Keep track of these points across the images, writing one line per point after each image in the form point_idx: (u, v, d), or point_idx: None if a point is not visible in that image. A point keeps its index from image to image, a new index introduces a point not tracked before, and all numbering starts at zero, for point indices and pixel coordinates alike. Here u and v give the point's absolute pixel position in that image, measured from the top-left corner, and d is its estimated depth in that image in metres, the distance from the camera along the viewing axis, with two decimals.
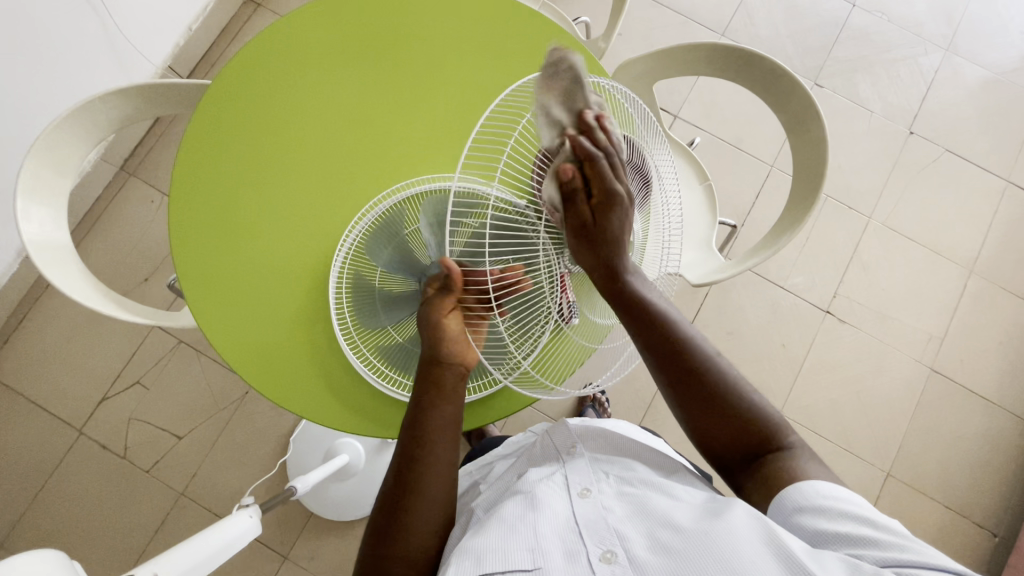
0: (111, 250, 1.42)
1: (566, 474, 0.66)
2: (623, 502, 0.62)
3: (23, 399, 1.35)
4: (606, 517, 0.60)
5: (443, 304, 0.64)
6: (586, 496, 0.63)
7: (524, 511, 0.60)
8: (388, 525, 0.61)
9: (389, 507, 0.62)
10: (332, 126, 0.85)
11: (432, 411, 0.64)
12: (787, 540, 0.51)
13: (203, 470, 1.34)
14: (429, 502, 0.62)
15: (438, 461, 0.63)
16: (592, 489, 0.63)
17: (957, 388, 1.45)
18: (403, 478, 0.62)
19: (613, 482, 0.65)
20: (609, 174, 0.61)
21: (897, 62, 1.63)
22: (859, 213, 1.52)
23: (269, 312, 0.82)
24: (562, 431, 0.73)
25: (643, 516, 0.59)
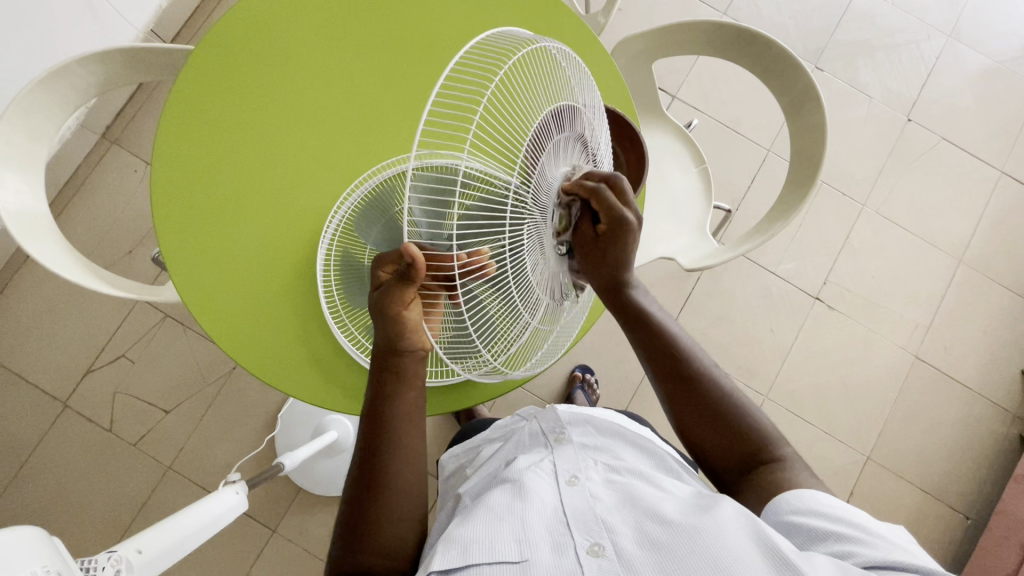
0: (94, 221, 1.39)
1: (554, 461, 0.67)
2: (610, 488, 0.63)
3: (7, 371, 1.33)
4: (594, 506, 0.60)
5: (400, 296, 0.57)
6: (574, 484, 0.63)
7: (512, 500, 0.60)
8: (360, 515, 0.61)
9: (358, 498, 0.62)
10: (317, 100, 0.82)
11: (394, 399, 0.63)
12: (776, 541, 0.51)
13: (191, 444, 1.34)
14: (407, 485, 0.63)
15: (405, 447, 0.63)
16: (580, 477, 0.64)
17: (940, 375, 1.47)
18: (371, 470, 0.62)
19: (601, 469, 0.66)
20: (565, 161, 0.57)
21: (898, 47, 1.61)
22: (853, 201, 1.52)
23: (250, 280, 0.80)
24: (552, 418, 0.74)
25: (630, 505, 0.60)
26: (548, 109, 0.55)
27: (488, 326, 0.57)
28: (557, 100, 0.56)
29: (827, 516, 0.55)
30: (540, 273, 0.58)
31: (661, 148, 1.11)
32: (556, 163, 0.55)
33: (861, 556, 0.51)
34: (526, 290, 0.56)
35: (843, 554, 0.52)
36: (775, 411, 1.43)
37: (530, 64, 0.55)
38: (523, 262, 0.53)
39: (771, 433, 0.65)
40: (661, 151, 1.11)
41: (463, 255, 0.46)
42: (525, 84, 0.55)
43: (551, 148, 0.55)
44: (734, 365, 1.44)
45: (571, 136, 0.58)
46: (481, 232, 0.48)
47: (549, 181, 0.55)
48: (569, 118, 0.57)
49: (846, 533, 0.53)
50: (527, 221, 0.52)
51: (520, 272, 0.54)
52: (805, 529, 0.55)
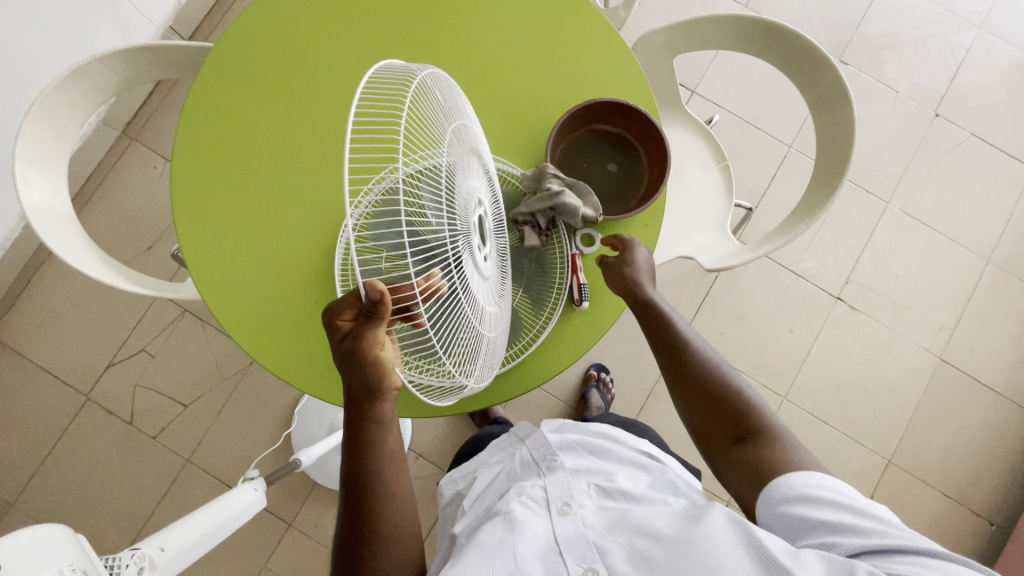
0: (114, 217, 1.40)
1: (545, 487, 0.66)
2: (602, 513, 0.63)
3: (31, 364, 1.36)
4: (587, 533, 0.60)
5: (373, 342, 0.52)
6: (565, 512, 0.63)
7: (504, 532, 0.59)
8: (354, 562, 0.58)
9: (349, 546, 0.58)
10: (334, 101, 0.81)
11: (375, 448, 0.59)
12: (765, 541, 0.52)
13: (209, 438, 1.36)
14: (396, 534, 0.59)
15: (394, 495, 0.59)
16: (572, 504, 0.64)
17: (965, 378, 1.44)
18: (362, 518, 0.58)
19: (593, 492, 0.66)
20: (473, 176, 0.55)
21: (926, 39, 1.56)
22: (878, 198, 1.48)
23: (270, 280, 0.80)
24: (541, 443, 0.74)
25: (623, 527, 0.60)
26: (451, 129, 0.55)
27: (448, 344, 0.55)
28: (454, 119, 0.56)
29: (814, 502, 0.55)
30: (483, 291, 0.57)
31: (682, 146, 1.09)
32: (469, 179, 0.54)
33: (847, 547, 0.51)
34: (474, 308, 0.54)
35: (830, 545, 0.52)
36: (794, 412, 1.40)
37: (425, 98, 0.55)
38: (466, 278, 0.52)
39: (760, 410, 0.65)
40: (682, 148, 1.08)
41: (420, 281, 0.46)
42: (422, 111, 0.55)
43: (462, 164, 0.54)
44: (753, 365, 1.42)
45: (470, 152, 0.57)
46: (428, 260, 0.49)
47: (468, 195, 0.53)
48: (468, 136, 0.57)
49: (832, 521, 0.53)
50: (461, 237, 0.50)
51: (467, 287, 0.52)
52: (794, 519, 0.55)
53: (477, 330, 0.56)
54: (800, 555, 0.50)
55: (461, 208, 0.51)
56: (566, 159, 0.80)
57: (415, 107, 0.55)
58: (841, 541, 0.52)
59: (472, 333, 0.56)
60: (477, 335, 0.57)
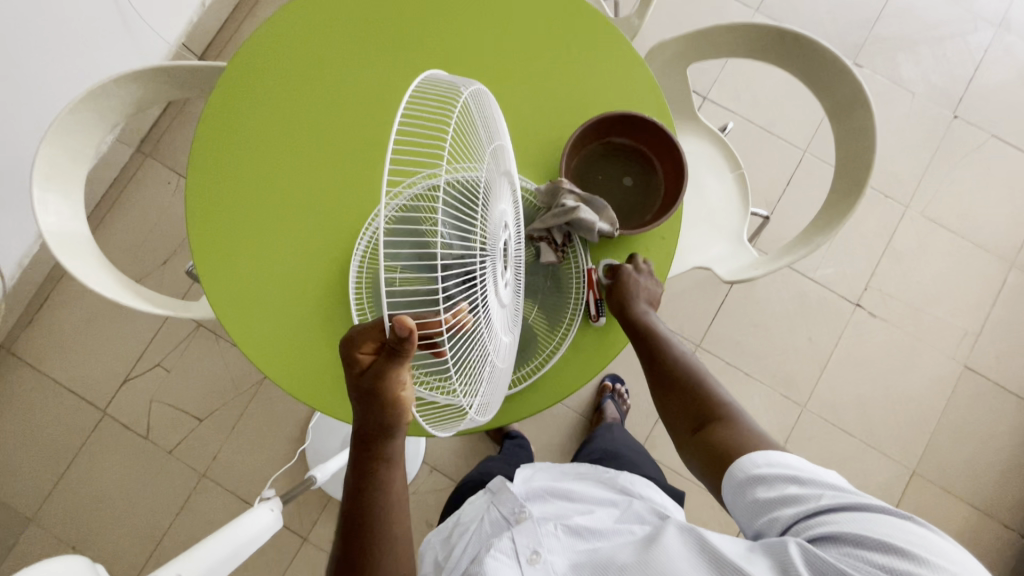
0: (130, 233, 1.42)
1: (513, 537, 0.63)
2: (572, 555, 0.60)
3: (50, 380, 1.37)
4: None
5: (393, 379, 0.52)
6: (535, 562, 0.60)
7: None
8: None
9: None
10: (346, 118, 0.81)
11: (381, 483, 0.58)
12: (725, 553, 0.50)
13: (224, 452, 1.36)
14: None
15: (395, 536, 0.58)
16: (540, 551, 0.61)
17: (991, 385, 1.40)
18: (357, 557, 0.57)
19: (562, 535, 0.63)
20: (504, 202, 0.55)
21: (943, 40, 1.53)
22: (896, 203, 1.46)
23: (284, 298, 0.80)
24: (509, 496, 0.71)
25: (591, 565, 0.57)
26: (490, 152, 0.54)
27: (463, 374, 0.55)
28: (494, 142, 0.55)
29: (764, 479, 0.56)
30: (501, 321, 0.56)
31: (696, 155, 1.07)
32: (500, 205, 0.54)
33: (787, 515, 0.52)
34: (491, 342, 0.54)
35: (769, 523, 0.53)
36: (813, 422, 1.38)
37: (469, 124, 0.55)
38: (486, 310, 0.52)
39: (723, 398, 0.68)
40: (696, 158, 1.07)
41: (448, 316, 0.47)
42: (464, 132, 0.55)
43: (497, 190, 0.53)
44: (770, 375, 1.39)
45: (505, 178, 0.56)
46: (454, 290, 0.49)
47: (498, 224, 0.53)
48: (506, 160, 0.56)
49: (779, 495, 0.54)
50: (486, 268, 0.50)
51: (489, 318, 0.52)
52: (749, 500, 0.56)
53: (492, 361, 0.56)
54: (750, 552, 0.50)
55: (489, 236, 0.51)
56: (579, 176, 0.79)
57: (459, 133, 0.55)
58: (778, 511, 0.53)
59: (487, 364, 0.56)
60: (492, 366, 0.56)
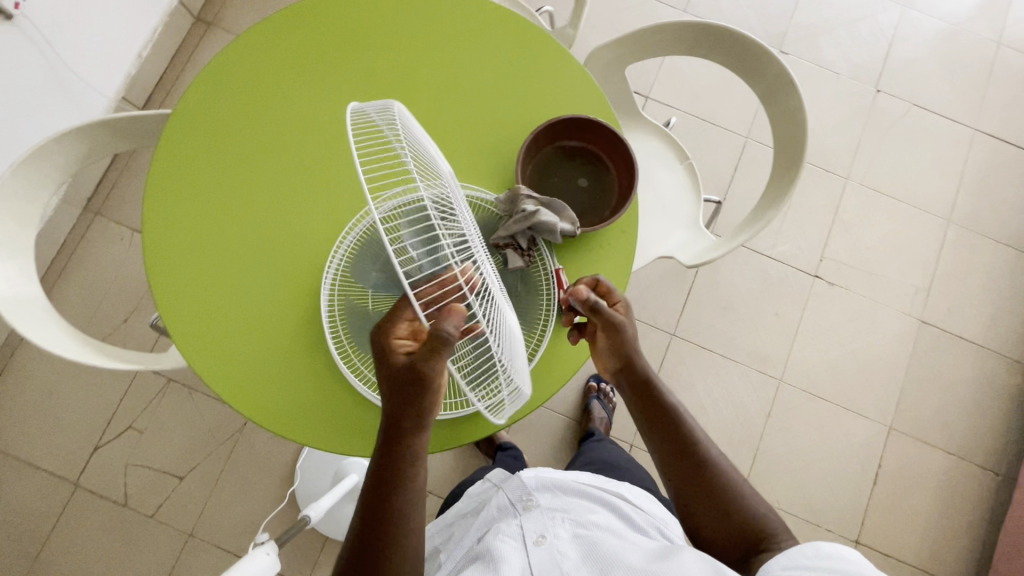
0: (86, 294, 1.37)
1: (521, 524, 0.69)
2: (575, 543, 0.66)
3: (13, 459, 1.30)
4: (561, 563, 0.63)
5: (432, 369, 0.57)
6: (540, 544, 0.66)
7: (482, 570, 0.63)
8: None
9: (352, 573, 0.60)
10: (300, 150, 0.82)
11: (404, 479, 0.62)
12: None
13: (210, 507, 1.31)
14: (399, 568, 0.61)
15: (411, 531, 0.62)
16: (547, 535, 0.67)
17: (948, 335, 1.48)
18: (373, 548, 0.60)
19: (567, 524, 0.69)
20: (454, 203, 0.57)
21: (856, 22, 1.64)
22: (837, 176, 1.54)
23: (257, 334, 0.79)
24: (518, 484, 0.76)
25: (594, 557, 0.63)
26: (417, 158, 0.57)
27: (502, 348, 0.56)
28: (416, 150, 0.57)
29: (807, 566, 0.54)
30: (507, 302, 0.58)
31: (646, 151, 1.12)
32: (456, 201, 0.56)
33: None
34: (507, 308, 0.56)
35: None
36: (791, 394, 1.42)
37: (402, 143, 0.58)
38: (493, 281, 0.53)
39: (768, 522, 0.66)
40: (647, 153, 1.11)
41: (463, 273, 0.48)
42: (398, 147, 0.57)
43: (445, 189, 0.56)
44: (745, 353, 1.44)
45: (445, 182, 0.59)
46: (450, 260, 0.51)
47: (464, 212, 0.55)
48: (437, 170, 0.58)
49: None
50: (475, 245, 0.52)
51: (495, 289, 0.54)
52: None
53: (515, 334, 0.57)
54: None
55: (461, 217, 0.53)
56: (538, 175, 0.81)
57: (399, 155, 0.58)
58: None
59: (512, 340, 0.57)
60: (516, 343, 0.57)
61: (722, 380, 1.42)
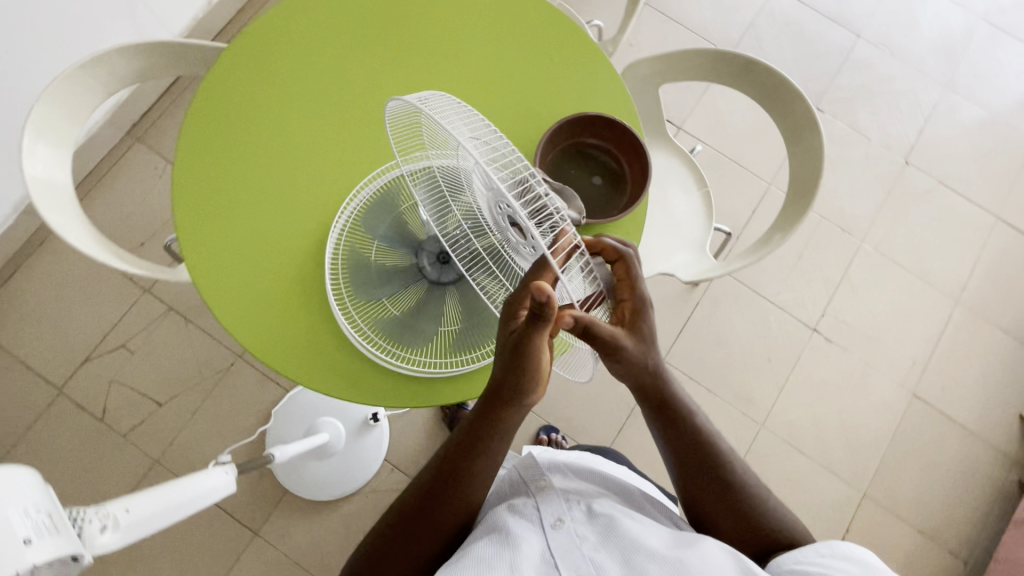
0: (110, 212, 1.42)
1: (538, 507, 0.72)
2: (592, 526, 0.69)
3: (6, 353, 1.34)
4: (581, 546, 0.66)
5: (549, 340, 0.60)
6: (559, 528, 0.69)
7: (501, 547, 0.65)
8: (405, 524, 0.67)
9: (411, 506, 0.68)
10: (338, 102, 0.87)
11: (489, 442, 0.67)
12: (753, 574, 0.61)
13: (182, 438, 1.33)
14: (450, 509, 0.68)
15: (472, 483, 0.68)
16: (565, 519, 0.70)
17: (937, 414, 1.47)
18: (435, 491, 0.67)
19: (583, 509, 0.72)
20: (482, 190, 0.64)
21: (897, 94, 1.68)
22: (852, 237, 1.55)
23: (262, 264, 0.82)
24: (530, 464, 0.77)
25: (614, 540, 0.67)
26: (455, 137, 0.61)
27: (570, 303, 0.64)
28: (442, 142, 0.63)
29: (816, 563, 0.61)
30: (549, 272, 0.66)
31: (667, 170, 1.15)
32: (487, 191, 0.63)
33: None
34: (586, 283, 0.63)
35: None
36: (770, 441, 1.42)
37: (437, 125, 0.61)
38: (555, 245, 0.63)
39: (778, 518, 0.69)
40: (667, 173, 1.15)
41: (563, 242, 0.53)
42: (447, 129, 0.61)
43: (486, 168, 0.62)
44: (731, 392, 1.44)
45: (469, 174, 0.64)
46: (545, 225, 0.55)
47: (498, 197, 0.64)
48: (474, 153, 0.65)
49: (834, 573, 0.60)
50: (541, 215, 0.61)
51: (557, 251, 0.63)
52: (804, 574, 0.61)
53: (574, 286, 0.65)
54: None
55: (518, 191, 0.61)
56: (553, 168, 0.84)
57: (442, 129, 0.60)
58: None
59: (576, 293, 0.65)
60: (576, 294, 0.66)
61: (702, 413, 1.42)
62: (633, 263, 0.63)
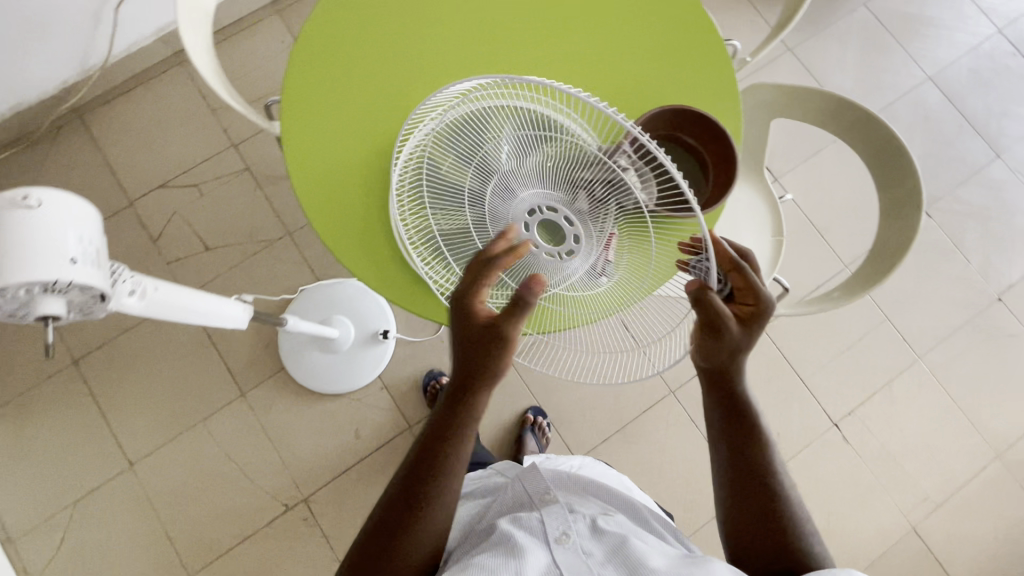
0: (229, 66, 1.52)
1: (543, 519, 0.71)
2: (598, 542, 0.68)
3: (99, 156, 1.47)
4: (586, 560, 0.65)
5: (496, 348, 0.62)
6: (563, 543, 0.67)
7: (506, 558, 0.64)
8: (390, 526, 0.63)
9: (395, 510, 0.64)
10: (465, 23, 0.90)
11: (459, 439, 0.65)
12: None
13: (212, 285, 1.42)
14: (436, 517, 0.64)
15: (451, 483, 0.65)
16: (569, 534, 0.69)
17: (931, 558, 1.37)
18: (418, 492, 0.64)
19: (588, 524, 0.71)
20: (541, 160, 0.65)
21: (1015, 227, 1.56)
22: (911, 349, 1.47)
23: (344, 141, 0.86)
24: (536, 477, 0.78)
25: (621, 557, 0.65)
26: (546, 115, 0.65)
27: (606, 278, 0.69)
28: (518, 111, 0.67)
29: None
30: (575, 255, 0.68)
31: (748, 205, 1.13)
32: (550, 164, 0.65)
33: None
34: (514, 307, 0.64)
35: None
36: None
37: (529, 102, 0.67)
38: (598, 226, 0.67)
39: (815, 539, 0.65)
40: (747, 208, 1.12)
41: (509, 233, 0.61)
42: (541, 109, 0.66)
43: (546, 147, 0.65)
44: None
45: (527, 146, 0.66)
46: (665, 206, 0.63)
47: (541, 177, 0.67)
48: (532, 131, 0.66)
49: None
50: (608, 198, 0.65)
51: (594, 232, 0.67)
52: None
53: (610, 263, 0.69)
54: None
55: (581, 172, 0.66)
56: None
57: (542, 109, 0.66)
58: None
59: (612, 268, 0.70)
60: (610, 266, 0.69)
61: (688, 457, 1.40)
62: (751, 275, 0.62)
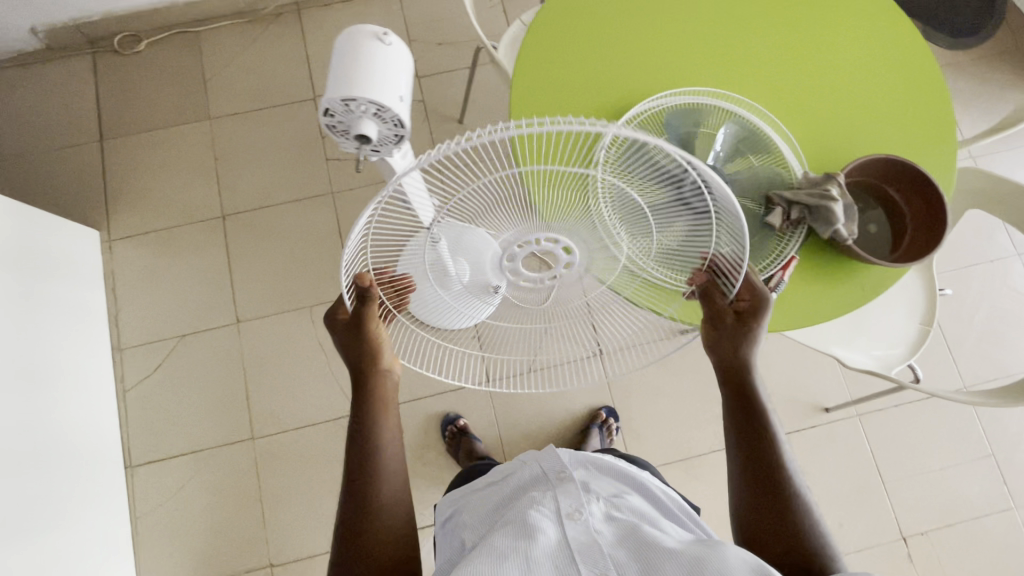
0: (437, 8, 1.64)
1: (554, 496, 0.67)
2: (610, 525, 0.64)
3: (302, 49, 1.61)
4: (597, 540, 0.61)
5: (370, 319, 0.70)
6: (574, 519, 0.64)
7: (519, 538, 0.60)
8: (355, 518, 0.66)
9: (354, 506, 0.66)
10: (699, 28, 0.95)
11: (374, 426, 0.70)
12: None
13: (358, 193, 1.52)
14: (387, 500, 0.67)
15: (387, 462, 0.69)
16: (581, 513, 0.65)
17: None
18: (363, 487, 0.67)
19: (602, 505, 0.67)
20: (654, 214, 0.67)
21: None
22: (1008, 494, 1.38)
23: (558, 97, 0.92)
24: (552, 456, 0.72)
25: (634, 540, 0.61)
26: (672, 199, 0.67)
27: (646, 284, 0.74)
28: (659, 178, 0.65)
29: None
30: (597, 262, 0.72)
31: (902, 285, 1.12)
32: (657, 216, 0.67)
33: None
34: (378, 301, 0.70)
35: None
36: None
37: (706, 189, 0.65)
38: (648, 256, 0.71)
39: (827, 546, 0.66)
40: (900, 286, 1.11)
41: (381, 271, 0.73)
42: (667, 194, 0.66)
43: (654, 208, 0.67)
44: None
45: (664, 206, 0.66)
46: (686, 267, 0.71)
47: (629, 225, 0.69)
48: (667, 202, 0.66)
49: None
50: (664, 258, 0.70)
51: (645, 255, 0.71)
52: None
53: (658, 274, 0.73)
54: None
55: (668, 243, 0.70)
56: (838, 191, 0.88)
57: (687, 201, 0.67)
58: None
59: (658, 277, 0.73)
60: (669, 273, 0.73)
61: None
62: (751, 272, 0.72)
